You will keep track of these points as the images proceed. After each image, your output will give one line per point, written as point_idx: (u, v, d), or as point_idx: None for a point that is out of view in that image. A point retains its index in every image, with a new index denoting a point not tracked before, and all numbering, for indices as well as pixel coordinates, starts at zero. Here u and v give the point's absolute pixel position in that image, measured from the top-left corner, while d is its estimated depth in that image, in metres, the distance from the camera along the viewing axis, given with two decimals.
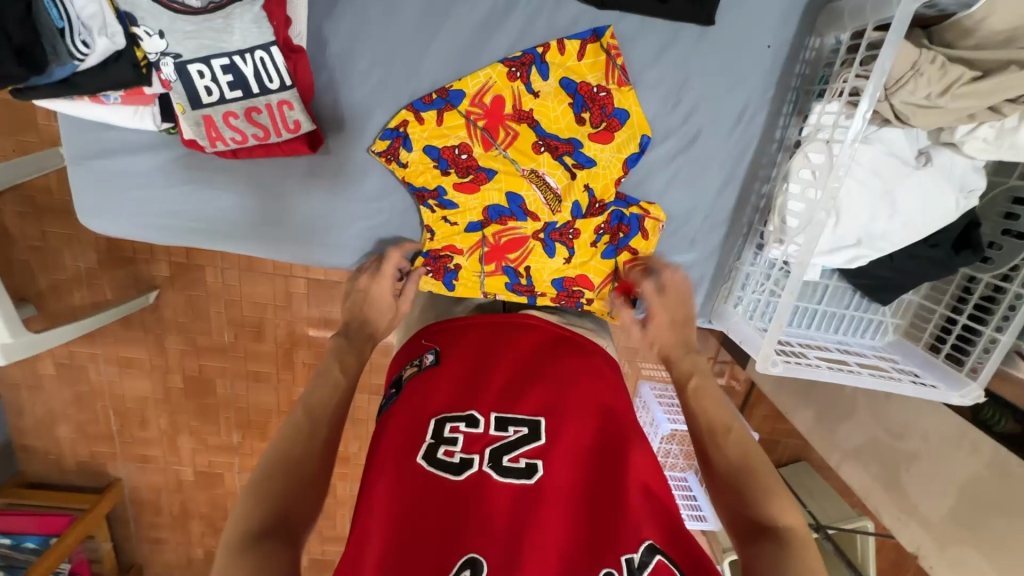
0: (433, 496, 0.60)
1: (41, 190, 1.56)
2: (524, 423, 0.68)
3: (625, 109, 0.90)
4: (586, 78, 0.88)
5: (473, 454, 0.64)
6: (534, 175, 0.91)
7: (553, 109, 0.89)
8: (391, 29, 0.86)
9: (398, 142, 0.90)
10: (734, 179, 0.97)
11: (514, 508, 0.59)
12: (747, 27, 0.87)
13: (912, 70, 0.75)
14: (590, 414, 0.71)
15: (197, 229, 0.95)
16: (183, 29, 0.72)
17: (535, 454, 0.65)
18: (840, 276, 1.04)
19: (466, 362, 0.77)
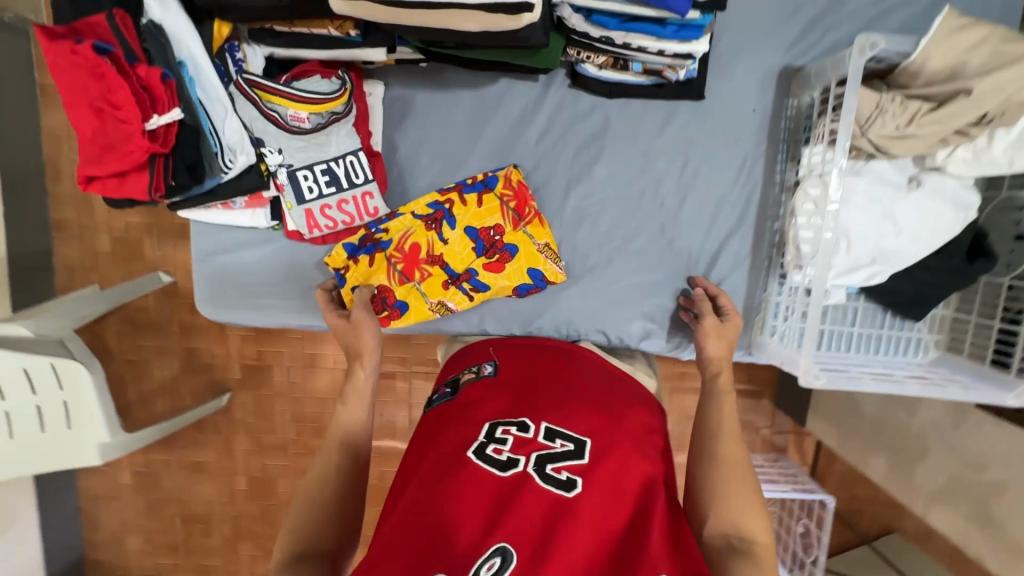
0: (477, 486, 0.65)
1: (140, 309, 1.82)
2: (570, 439, 0.72)
3: (515, 243, 1.05)
4: (485, 223, 1.04)
5: (520, 455, 0.69)
6: (440, 306, 1.05)
7: (459, 252, 1.04)
8: (446, 132, 1.08)
9: (336, 266, 1.04)
10: (747, 220, 1.10)
11: (548, 513, 0.63)
12: (734, 97, 1.06)
13: (877, 109, 0.90)
14: (636, 449, 0.73)
15: (288, 307, 1.13)
16: (297, 144, 0.95)
17: (577, 470, 0.68)
18: (867, 296, 1.11)
19: (521, 379, 0.83)
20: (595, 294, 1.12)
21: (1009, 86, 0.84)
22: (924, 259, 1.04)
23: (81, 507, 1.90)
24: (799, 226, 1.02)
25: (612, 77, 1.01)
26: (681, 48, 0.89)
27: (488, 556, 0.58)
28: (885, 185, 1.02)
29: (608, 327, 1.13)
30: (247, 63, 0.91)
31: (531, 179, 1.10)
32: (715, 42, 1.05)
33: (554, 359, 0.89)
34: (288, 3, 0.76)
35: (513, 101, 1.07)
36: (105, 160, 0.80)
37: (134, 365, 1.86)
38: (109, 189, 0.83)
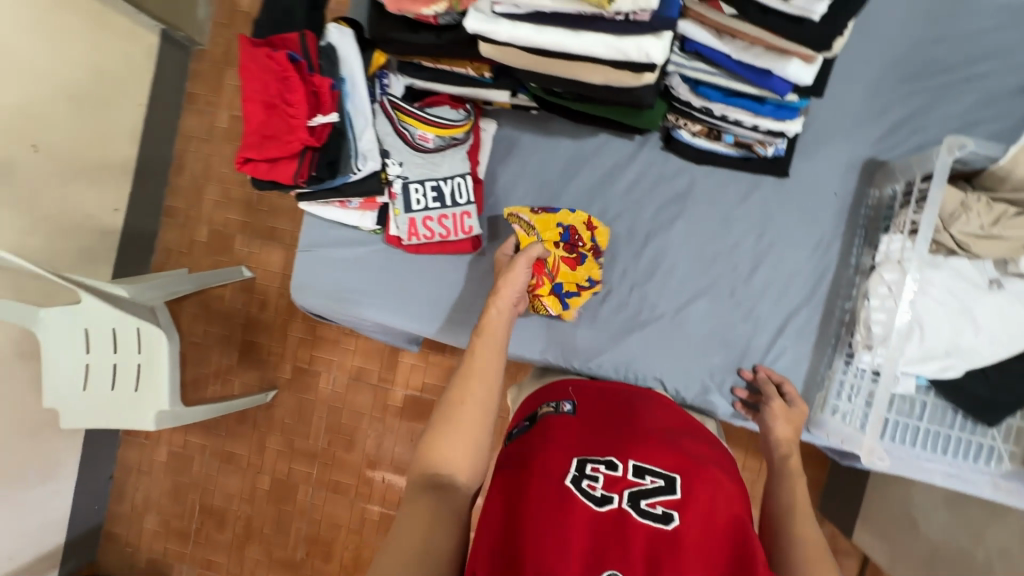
0: (580, 518, 0.69)
1: (218, 297, 1.97)
2: (660, 475, 0.74)
3: (587, 252, 1.09)
4: (576, 228, 1.10)
5: (614, 493, 0.72)
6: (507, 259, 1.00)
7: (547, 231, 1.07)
8: (543, 172, 1.20)
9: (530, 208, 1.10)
10: (817, 296, 1.13)
11: (653, 549, 0.67)
12: (817, 180, 1.13)
13: (962, 206, 0.95)
14: (724, 488, 0.75)
15: (370, 304, 1.22)
16: (416, 160, 1.09)
17: (672, 505, 0.71)
18: (937, 393, 1.09)
19: (600, 415, 0.86)
20: (658, 342, 1.16)
21: None
22: (1002, 363, 1.03)
23: (113, 476, 1.98)
24: (869, 309, 1.04)
25: (704, 146, 1.10)
26: (775, 126, 0.97)
27: None
28: (960, 282, 1.03)
29: (665, 376, 1.15)
30: (390, 89, 1.07)
31: (612, 225, 1.18)
32: (803, 128, 1.13)
33: (628, 398, 0.91)
34: (443, 42, 0.91)
35: (607, 153, 1.18)
36: (264, 146, 0.94)
37: (198, 348, 2.00)
38: (259, 172, 0.96)
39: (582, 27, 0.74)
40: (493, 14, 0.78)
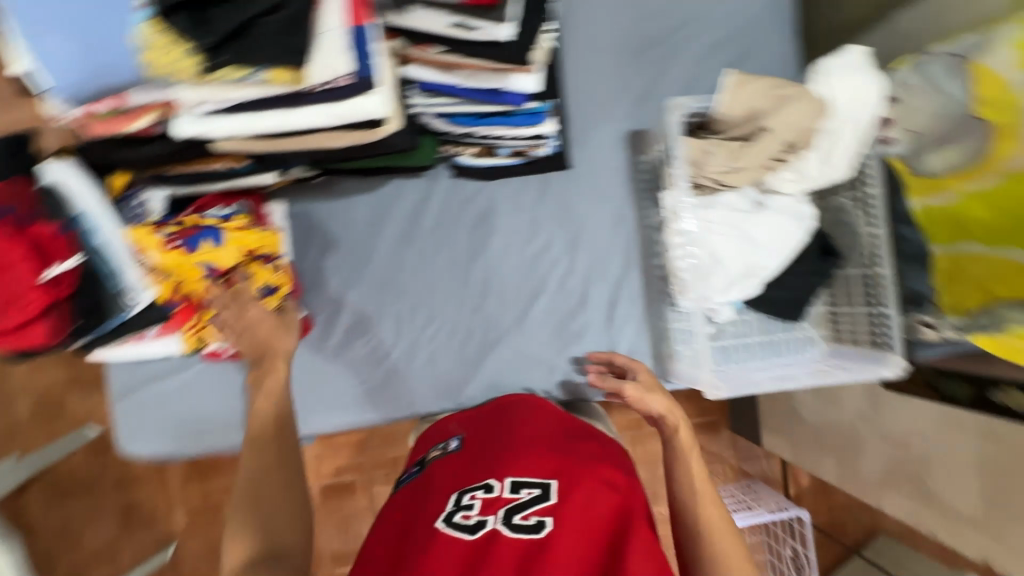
0: (453, 548, 0.71)
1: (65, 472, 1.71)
2: (536, 485, 0.79)
3: (255, 279, 1.02)
4: (224, 265, 0.97)
5: (487, 515, 0.74)
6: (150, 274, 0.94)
7: (185, 271, 0.96)
8: (350, 233, 1.18)
9: (194, 227, 0.95)
10: (634, 262, 1.23)
11: (523, 562, 0.69)
12: (595, 162, 1.23)
13: (704, 153, 1.08)
14: (599, 479, 0.80)
15: (217, 428, 1.13)
16: None
17: (545, 512, 0.74)
18: (753, 309, 1.24)
19: (482, 442, 0.91)
20: (516, 354, 1.19)
21: (794, 119, 1.04)
22: (788, 266, 1.19)
23: None
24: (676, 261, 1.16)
25: (488, 164, 1.15)
26: (533, 131, 1.04)
27: None
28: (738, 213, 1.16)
29: (532, 383, 1.19)
30: (147, 206, 0.99)
31: (435, 261, 1.19)
32: (569, 121, 1.23)
33: (513, 416, 0.96)
34: (176, 149, 0.86)
35: (405, 196, 1.19)
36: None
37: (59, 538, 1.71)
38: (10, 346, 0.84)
39: (296, 104, 0.73)
40: (202, 113, 0.74)
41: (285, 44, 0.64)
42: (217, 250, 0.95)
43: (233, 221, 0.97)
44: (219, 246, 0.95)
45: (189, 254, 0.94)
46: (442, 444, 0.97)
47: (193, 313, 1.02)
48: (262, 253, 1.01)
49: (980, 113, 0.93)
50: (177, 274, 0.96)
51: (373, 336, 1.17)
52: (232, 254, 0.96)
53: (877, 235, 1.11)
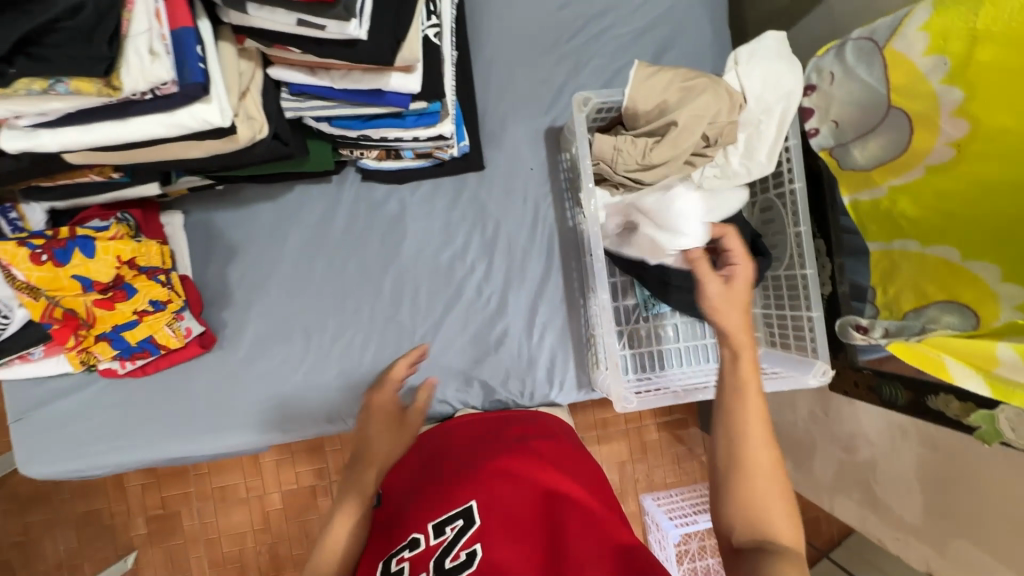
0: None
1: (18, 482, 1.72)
2: (458, 516, 0.75)
3: (134, 286, 0.97)
4: (95, 274, 0.92)
5: (419, 573, 0.70)
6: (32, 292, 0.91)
7: (54, 281, 0.91)
8: (256, 243, 1.13)
9: (63, 235, 0.90)
10: (555, 266, 1.17)
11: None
12: (512, 160, 1.17)
13: (615, 151, 1.03)
14: (522, 488, 0.77)
15: (121, 445, 1.10)
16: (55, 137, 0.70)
17: (472, 541, 0.71)
18: (682, 312, 1.17)
19: (398, 500, 0.85)
20: (431, 365, 1.15)
21: (705, 112, 0.98)
22: None
23: None
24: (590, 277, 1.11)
25: (394, 166, 1.10)
26: (429, 132, 0.98)
27: None
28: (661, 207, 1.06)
29: (450, 393, 1.15)
30: (23, 221, 0.96)
31: (344, 269, 1.15)
32: (483, 119, 1.17)
33: (432, 452, 0.94)
34: (27, 164, 0.81)
35: (311, 203, 1.14)
36: None
37: None
38: None
39: (124, 114, 0.68)
40: (27, 127, 0.69)
41: (80, 53, 0.58)
42: (88, 260, 0.91)
43: (105, 232, 0.92)
44: (91, 257, 0.91)
45: (60, 267, 0.90)
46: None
47: (72, 333, 0.97)
48: (144, 265, 0.97)
49: (893, 100, 0.85)
50: (51, 291, 0.92)
51: (281, 349, 1.13)
52: (106, 265, 0.92)
53: (801, 234, 1.04)
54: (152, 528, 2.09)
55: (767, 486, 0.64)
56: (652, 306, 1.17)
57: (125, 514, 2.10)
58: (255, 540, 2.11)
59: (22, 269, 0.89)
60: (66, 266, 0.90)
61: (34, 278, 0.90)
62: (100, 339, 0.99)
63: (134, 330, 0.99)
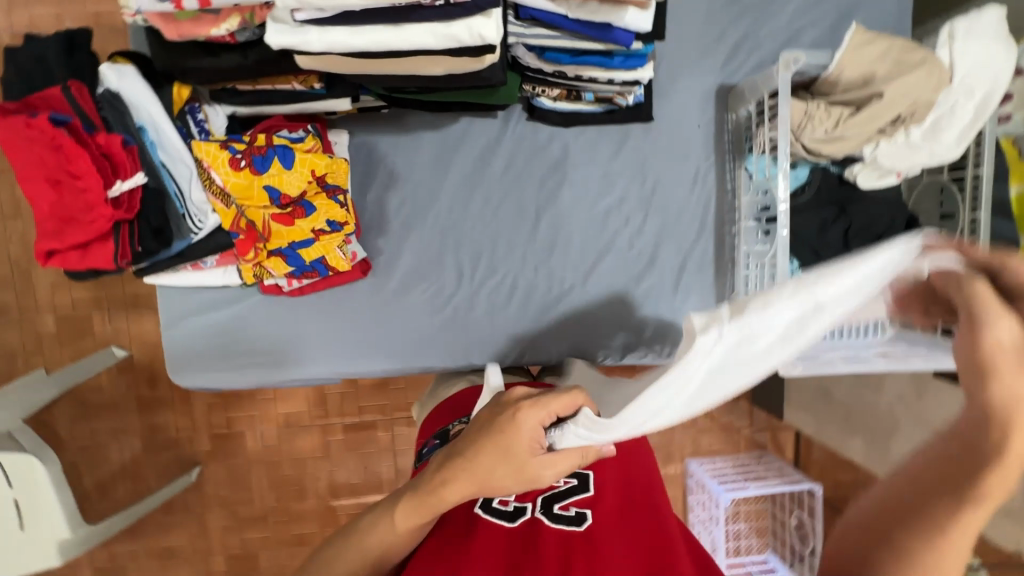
0: (491, 539, 0.71)
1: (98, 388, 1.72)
2: (573, 474, 0.79)
3: (314, 204, 0.95)
4: (287, 188, 0.90)
5: (526, 502, 0.75)
6: (223, 195, 0.89)
7: (247, 188, 0.88)
8: (416, 173, 1.11)
9: (262, 143, 0.88)
10: (708, 229, 1.18)
11: (567, 549, 0.68)
12: (679, 115, 1.15)
13: (806, 116, 1.01)
14: (629, 470, 0.80)
15: (271, 361, 1.11)
16: (332, 31, 0.69)
17: (583, 503, 0.74)
18: (824, 287, 1.19)
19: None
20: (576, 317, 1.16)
21: (911, 91, 0.97)
22: (872, 247, 1.12)
23: None
24: (742, 248, 1.14)
25: (566, 108, 1.07)
26: (629, 76, 0.96)
27: None
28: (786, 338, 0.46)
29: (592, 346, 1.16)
30: (209, 124, 0.91)
31: (500, 209, 1.13)
32: (654, 70, 1.13)
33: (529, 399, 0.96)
34: (253, 62, 0.78)
35: (474, 137, 1.12)
36: (65, 232, 0.76)
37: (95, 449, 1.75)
38: (70, 263, 0.80)
39: (401, 21, 0.69)
40: (297, 24, 0.69)
41: None
42: (285, 171, 0.89)
43: (303, 144, 0.90)
44: (287, 169, 0.89)
45: (256, 175, 0.88)
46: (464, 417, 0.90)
47: (252, 245, 0.95)
48: (329, 182, 0.95)
49: None
50: (241, 200, 0.90)
51: (430, 284, 1.13)
52: (300, 178, 0.90)
53: (977, 220, 1.03)
54: (215, 445, 2.14)
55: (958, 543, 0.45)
56: None
57: (189, 429, 2.13)
58: (316, 466, 2.17)
59: (219, 172, 0.86)
60: (261, 174, 0.88)
61: (228, 185, 0.88)
62: (274, 254, 0.97)
63: (309, 248, 0.98)
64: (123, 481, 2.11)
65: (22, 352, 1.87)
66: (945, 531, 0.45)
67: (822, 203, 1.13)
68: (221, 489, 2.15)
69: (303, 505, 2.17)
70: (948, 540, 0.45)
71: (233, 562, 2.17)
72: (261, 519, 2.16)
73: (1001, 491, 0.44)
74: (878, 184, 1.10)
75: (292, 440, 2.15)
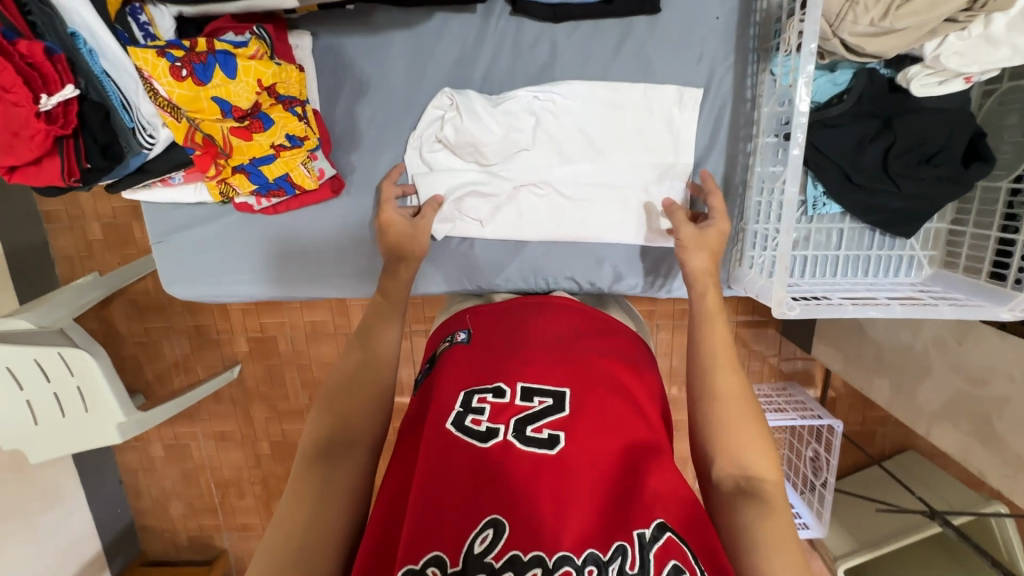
0: (461, 457, 0.72)
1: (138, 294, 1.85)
2: (549, 395, 0.80)
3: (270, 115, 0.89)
4: (237, 100, 0.84)
5: (499, 425, 0.76)
6: (174, 109, 0.84)
7: (193, 100, 0.83)
8: (388, 80, 1.01)
9: (203, 48, 0.81)
10: (718, 146, 1.03)
11: (538, 472, 0.70)
12: (695, 3, 0.95)
13: (848, 2, 0.80)
14: (612, 397, 0.81)
15: (255, 278, 1.13)
16: None
17: (557, 426, 0.75)
18: (852, 217, 1.03)
19: (492, 340, 0.91)
20: (553, 243, 1.09)
21: None
22: (916, 171, 0.94)
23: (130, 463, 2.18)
24: (757, 169, 1.00)
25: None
26: None
27: (481, 530, 0.64)
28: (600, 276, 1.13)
29: (577, 273, 1.10)
30: (154, 27, 0.84)
31: None
32: None
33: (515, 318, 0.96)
34: None
35: (450, 37, 0.99)
36: (13, 148, 0.75)
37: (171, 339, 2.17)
38: (30, 178, 0.80)
39: None
40: None
41: None
42: (230, 82, 0.83)
43: (246, 48, 0.82)
44: (232, 79, 0.82)
45: (201, 86, 0.82)
46: (450, 336, 0.98)
47: (213, 161, 0.92)
48: (283, 93, 0.88)
49: None
50: (190, 112, 0.85)
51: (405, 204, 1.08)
52: (247, 89, 0.84)
53: None
54: (252, 347, 2.32)
55: (748, 435, 0.78)
56: (821, 206, 1.02)
57: (228, 331, 2.31)
58: None
59: (160, 83, 0.81)
60: (204, 83, 0.82)
61: (173, 97, 0.83)
62: (238, 171, 0.94)
63: (272, 165, 0.94)
64: (177, 373, 2.35)
65: (77, 257, 1.97)
66: (742, 435, 0.77)
67: (862, 116, 0.94)
68: (261, 384, 2.36)
69: None
70: (744, 438, 0.77)
71: (276, 448, 2.43)
72: (297, 413, 2.38)
73: (740, 405, 0.80)
74: (936, 92, 0.89)
75: (318, 344, 2.30)
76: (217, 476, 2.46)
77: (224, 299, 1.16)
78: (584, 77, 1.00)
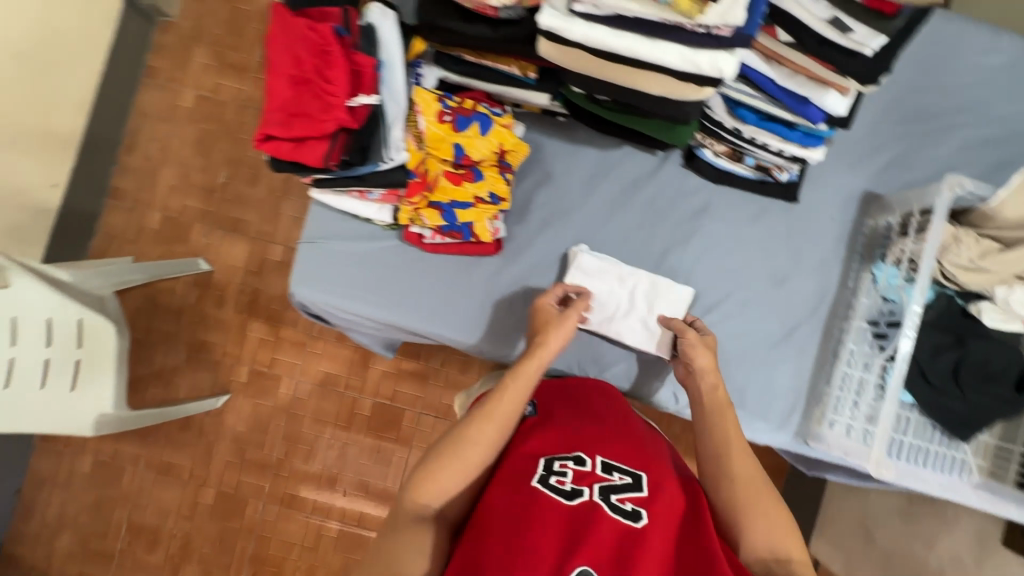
0: (548, 515, 0.71)
1: (222, 285, 1.76)
2: (628, 471, 0.78)
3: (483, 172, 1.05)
4: (474, 150, 1.01)
5: (583, 486, 0.74)
6: (418, 137, 1.00)
7: (442, 140, 1.00)
8: (566, 180, 1.20)
9: (467, 107, 1.01)
10: (818, 318, 1.21)
11: (622, 542, 0.69)
12: (819, 204, 1.21)
13: (954, 239, 1.06)
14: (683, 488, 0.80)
15: (379, 301, 1.15)
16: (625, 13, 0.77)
17: (639, 501, 0.74)
18: (919, 410, 1.19)
19: (563, 409, 0.91)
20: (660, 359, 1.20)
21: None
22: (976, 384, 1.12)
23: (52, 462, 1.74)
24: (849, 345, 1.17)
25: (725, 166, 1.16)
26: (800, 152, 1.04)
27: None
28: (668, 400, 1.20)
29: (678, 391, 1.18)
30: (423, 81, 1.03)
31: (630, 240, 1.20)
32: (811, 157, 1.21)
33: (592, 401, 0.93)
34: (498, 36, 0.90)
35: (631, 165, 1.21)
36: (293, 124, 0.87)
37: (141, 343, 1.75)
38: (281, 152, 0.88)
39: (660, 37, 0.78)
40: (568, 12, 0.80)
41: None
42: (478, 137, 1.01)
43: (502, 119, 1.03)
44: (482, 135, 1.01)
45: (454, 132, 1.00)
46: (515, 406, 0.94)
47: (420, 191, 1.03)
48: (507, 159, 1.05)
49: None
50: (431, 147, 1.01)
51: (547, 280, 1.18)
52: (487, 146, 1.02)
53: None
54: (249, 383, 1.76)
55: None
56: None
57: (234, 356, 1.77)
58: (332, 434, 1.76)
59: (422, 120, 0.99)
60: (456, 129, 1.00)
61: (426, 130, 0.99)
62: (434, 206, 1.06)
63: (469, 212, 1.06)
64: (156, 384, 1.76)
65: (118, 239, 1.75)
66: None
67: (938, 329, 1.16)
68: (240, 425, 1.76)
69: (308, 467, 1.76)
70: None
71: (220, 500, 1.76)
72: (268, 466, 1.76)
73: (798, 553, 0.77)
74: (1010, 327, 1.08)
75: (322, 398, 1.78)
76: (135, 516, 1.74)
77: (349, 307, 1.15)
78: (725, 229, 1.21)
